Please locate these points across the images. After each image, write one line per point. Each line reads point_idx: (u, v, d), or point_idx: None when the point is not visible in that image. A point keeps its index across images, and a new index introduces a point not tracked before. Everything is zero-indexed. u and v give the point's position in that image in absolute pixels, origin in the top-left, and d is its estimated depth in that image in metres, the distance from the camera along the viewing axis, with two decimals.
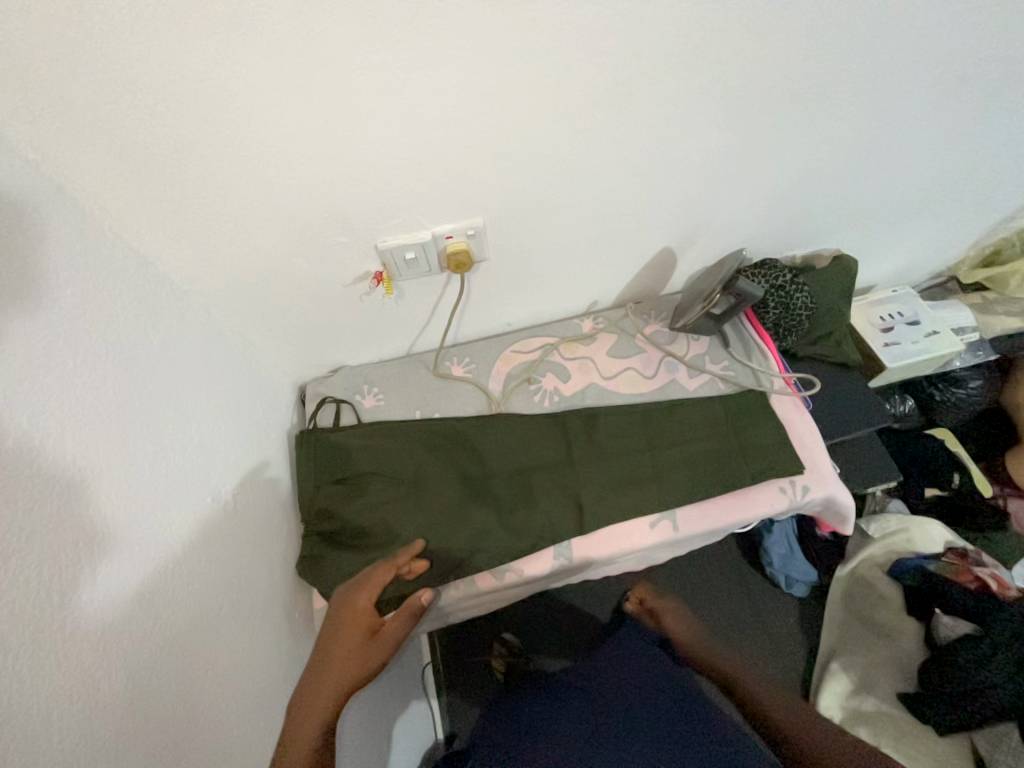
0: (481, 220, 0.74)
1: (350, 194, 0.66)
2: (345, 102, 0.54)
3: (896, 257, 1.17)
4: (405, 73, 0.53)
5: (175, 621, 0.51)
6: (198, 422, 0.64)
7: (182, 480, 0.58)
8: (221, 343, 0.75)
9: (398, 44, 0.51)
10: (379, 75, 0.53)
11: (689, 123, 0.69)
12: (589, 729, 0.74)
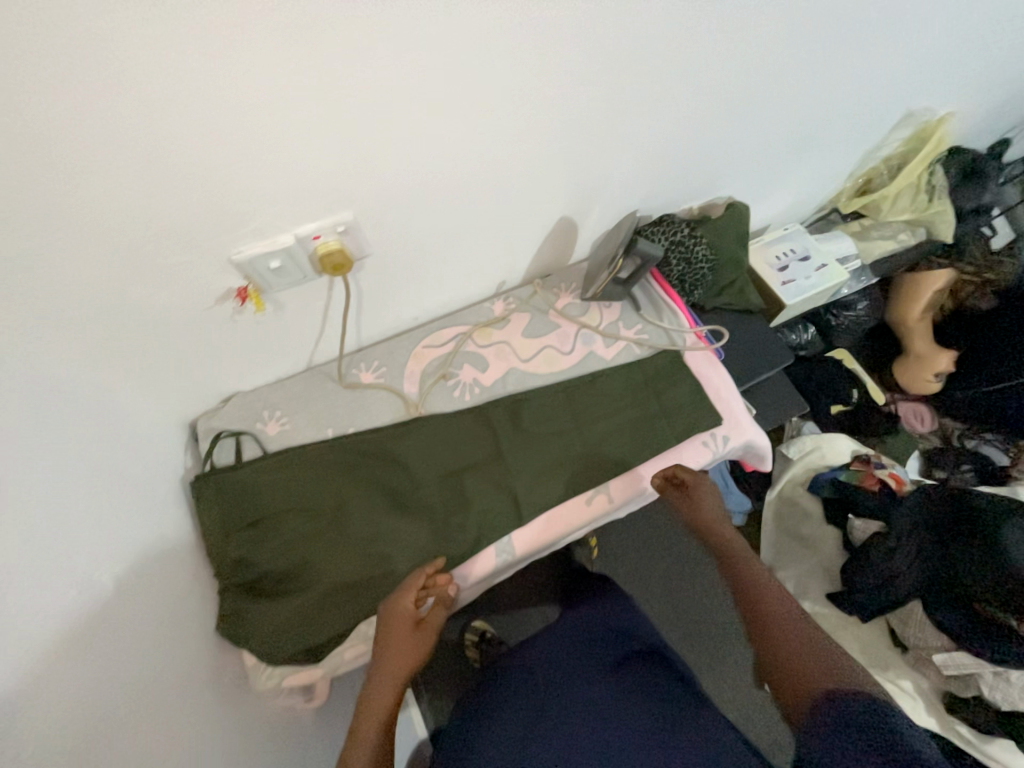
0: (350, 214, 0.66)
1: (186, 202, 0.55)
2: (143, 88, 0.45)
3: (782, 197, 1.22)
4: (213, 54, 0.45)
5: (44, 755, 0.43)
6: (47, 499, 0.53)
7: (30, 577, 0.48)
8: (74, 399, 0.62)
9: (191, 15, 0.42)
10: (179, 52, 0.44)
11: (555, 80, 0.65)
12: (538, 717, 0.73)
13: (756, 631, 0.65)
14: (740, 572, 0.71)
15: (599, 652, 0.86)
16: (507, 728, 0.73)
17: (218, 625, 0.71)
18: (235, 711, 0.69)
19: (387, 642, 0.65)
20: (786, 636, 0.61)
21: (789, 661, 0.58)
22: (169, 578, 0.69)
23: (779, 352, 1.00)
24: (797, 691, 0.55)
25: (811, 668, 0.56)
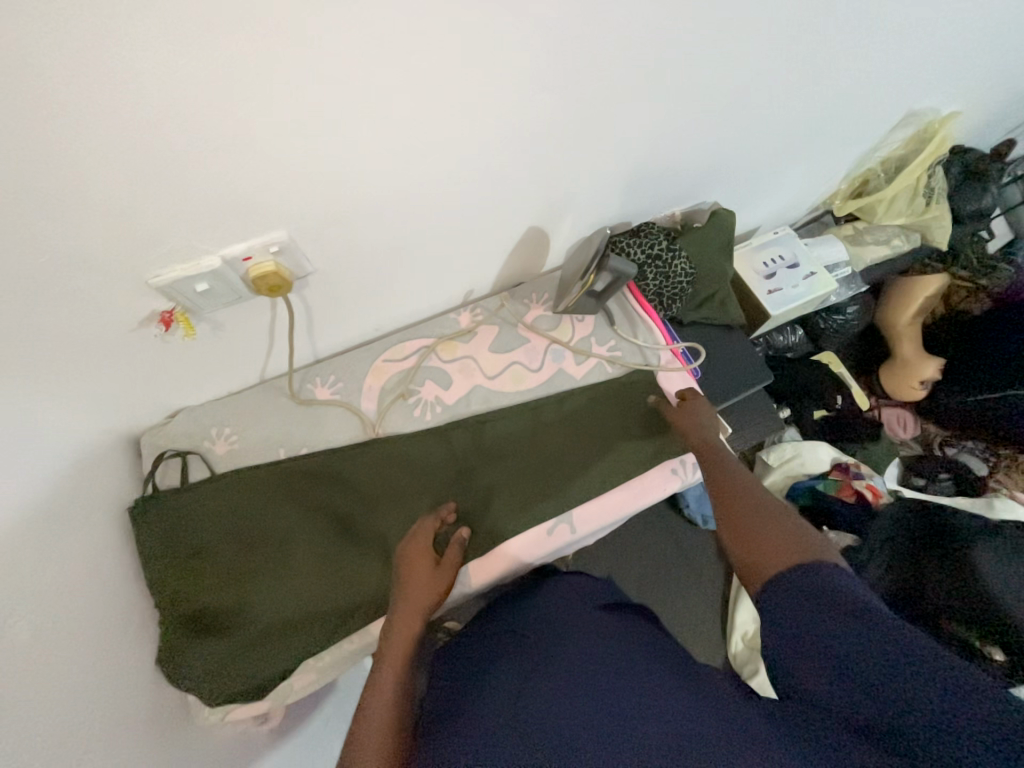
0: (285, 233, 0.61)
1: (94, 220, 0.49)
2: (18, 95, 0.38)
3: (773, 199, 1.15)
4: (102, 59, 0.39)
5: None
6: None
7: None
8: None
9: (67, 15, 0.36)
10: (58, 53, 0.38)
11: (514, 91, 0.60)
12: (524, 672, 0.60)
13: (728, 526, 0.59)
14: (717, 477, 0.66)
15: (582, 616, 0.72)
16: (467, 691, 0.60)
17: (157, 656, 0.69)
18: (181, 746, 0.66)
19: (409, 583, 0.67)
20: (769, 525, 0.55)
21: (773, 544, 0.52)
22: (106, 612, 0.65)
23: (757, 370, 0.96)
24: (783, 569, 0.49)
25: (799, 551, 0.50)
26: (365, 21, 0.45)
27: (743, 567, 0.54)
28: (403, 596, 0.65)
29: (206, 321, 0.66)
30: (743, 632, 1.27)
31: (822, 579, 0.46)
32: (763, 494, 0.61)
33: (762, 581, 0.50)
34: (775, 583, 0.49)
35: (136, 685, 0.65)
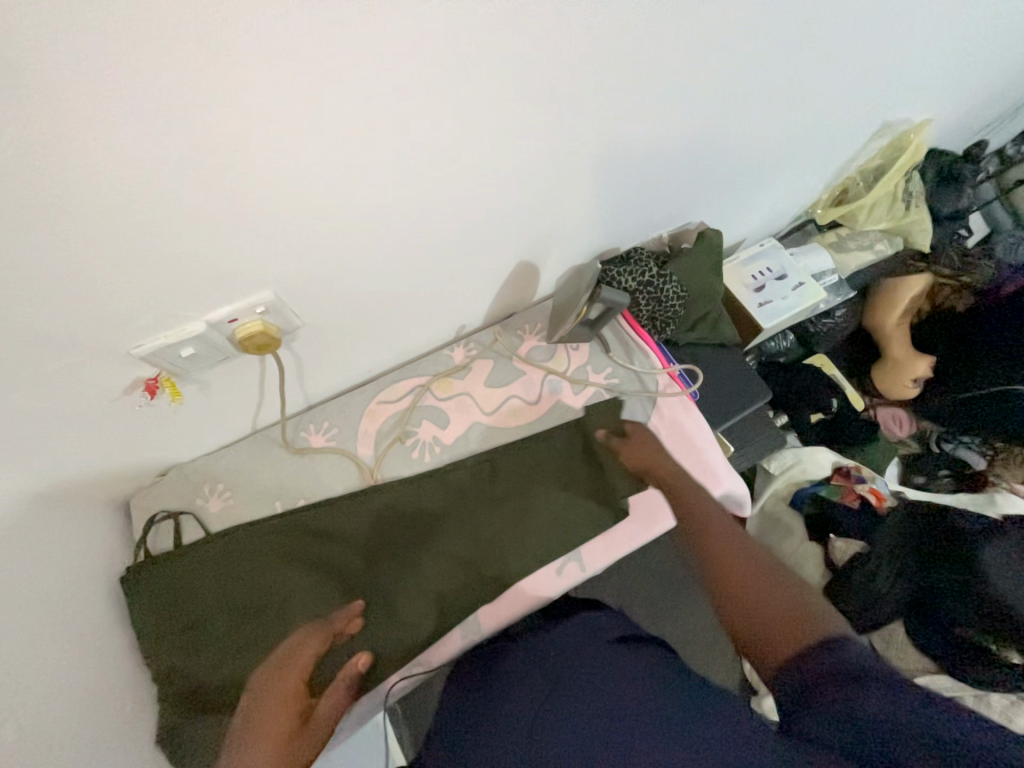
0: (271, 294, 0.60)
1: (75, 297, 0.48)
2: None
3: (757, 212, 1.16)
4: (71, 139, 0.38)
5: None
6: None
7: None
8: None
9: (38, 98, 0.35)
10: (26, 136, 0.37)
11: (492, 135, 0.60)
12: (530, 719, 0.56)
13: (726, 593, 0.57)
14: (704, 525, 0.64)
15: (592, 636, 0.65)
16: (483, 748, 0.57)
17: (156, 738, 0.66)
18: None
19: (247, 730, 0.53)
20: (770, 593, 0.54)
21: (778, 618, 0.51)
22: (102, 692, 0.62)
23: (757, 387, 0.96)
24: (794, 648, 0.48)
25: (805, 624, 0.49)
26: (338, 72, 0.45)
27: (747, 644, 0.52)
28: (240, 738, 0.52)
29: (193, 382, 0.65)
30: None
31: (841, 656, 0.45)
32: (758, 547, 0.60)
33: (771, 662, 0.49)
34: (788, 668, 0.47)
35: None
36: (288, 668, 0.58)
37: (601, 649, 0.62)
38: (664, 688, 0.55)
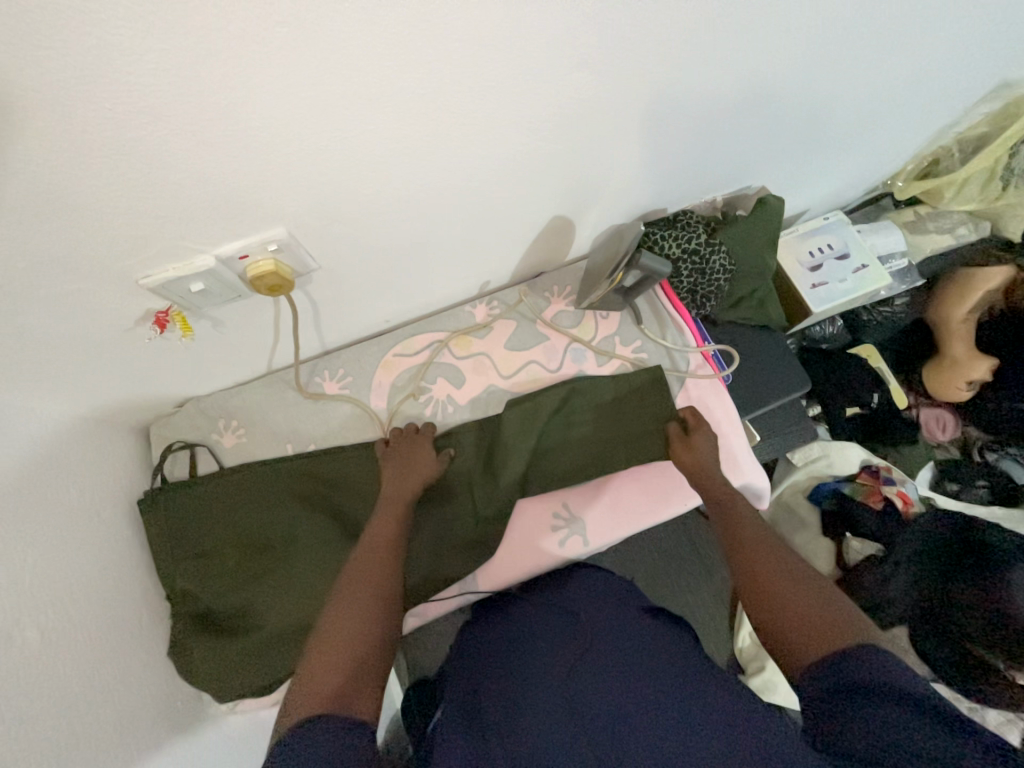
0: (283, 230, 0.56)
1: (79, 219, 0.46)
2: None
3: (827, 182, 1.04)
4: (66, 49, 0.34)
5: None
6: None
7: None
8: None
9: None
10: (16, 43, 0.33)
11: (542, 69, 0.52)
12: (576, 654, 0.62)
13: (751, 591, 0.57)
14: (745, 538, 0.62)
15: (608, 616, 0.67)
16: (499, 713, 0.58)
17: (168, 650, 0.70)
18: (193, 738, 0.69)
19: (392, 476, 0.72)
20: (800, 597, 0.53)
21: (806, 618, 0.50)
22: (118, 607, 0.66)
23: (795, 378, 0.89)
24: (820, 650, 0.47)
25: (836, 631, 0.48)
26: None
27: (773, 645, 0.52)
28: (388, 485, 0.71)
29: (206, 318, 0.63)
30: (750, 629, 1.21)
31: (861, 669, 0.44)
32: (790, 557, 0.58)
33: (797, 663, 0.49)
34: (811, 669, 0.47)
35: (147, 678, 0.66)
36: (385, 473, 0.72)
37: (614, 634, 0.63)
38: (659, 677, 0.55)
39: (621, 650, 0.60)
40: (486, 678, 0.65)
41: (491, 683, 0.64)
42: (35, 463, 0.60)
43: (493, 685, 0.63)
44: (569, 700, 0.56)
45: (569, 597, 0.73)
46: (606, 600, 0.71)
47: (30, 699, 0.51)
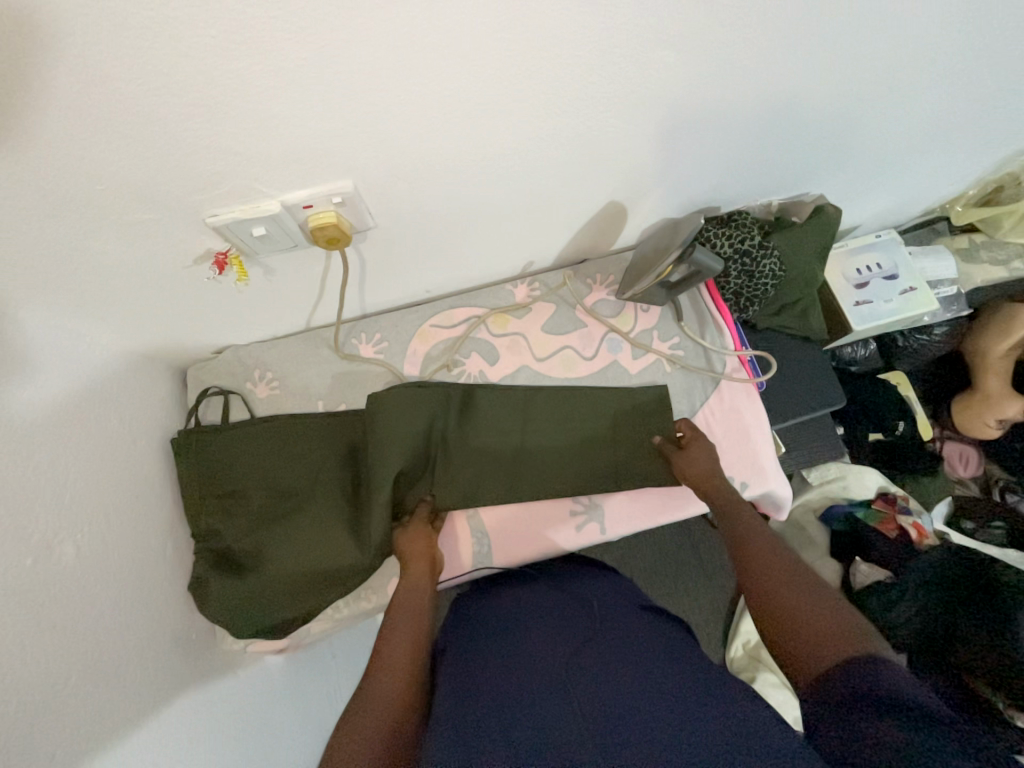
0: (349, 185, 0.57)
1: (159, 151, 0.47)
2: (87, 16, 0.35)
3: (887, 198, 1.02)
4: None
5: (18, 710, 0.45)
6: (27, 459, 0.53)
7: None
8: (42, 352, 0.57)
9: None
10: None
11: (629, 53, 0.52)
12: (582, 639, 0.63)
13: (765, 607, 0.58)
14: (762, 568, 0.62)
15: (616, 610, 0.69)
16: (489, 687, 0.57)
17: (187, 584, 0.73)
18: (211, 669, 0.71)
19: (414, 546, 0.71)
20: (817, 611, 0.55)
21: (821, 631, 0.52)
22: (148, 535, 0.68)
23: (830, 392, 0.88)
24: (838, 660, 0.49)
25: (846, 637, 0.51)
26: None
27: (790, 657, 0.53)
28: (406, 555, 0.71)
29: (261, 266, 0.64)
30: (744, 640, 1.21)
31: (863, 677, 0.45)
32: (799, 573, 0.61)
33: (811, 672, 0.50)
34: (826, 679, 0.48)
35: (169, 608, 0.68)
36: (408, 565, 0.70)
37: (620, 626, 0.65)
38: (661, 670, 0.56)
39: (624, 642, 0.62)
40: (482, 644, 0.67)
41: (487, 649, 0.65)
42: (78, 389, 0.62)
43: (490, 652, 0.64)
44: (565, 673, 0.57)
45: (573, 587, 0.75)
46: (609, 597, 0.73)
47: (61, 612, 0.53)
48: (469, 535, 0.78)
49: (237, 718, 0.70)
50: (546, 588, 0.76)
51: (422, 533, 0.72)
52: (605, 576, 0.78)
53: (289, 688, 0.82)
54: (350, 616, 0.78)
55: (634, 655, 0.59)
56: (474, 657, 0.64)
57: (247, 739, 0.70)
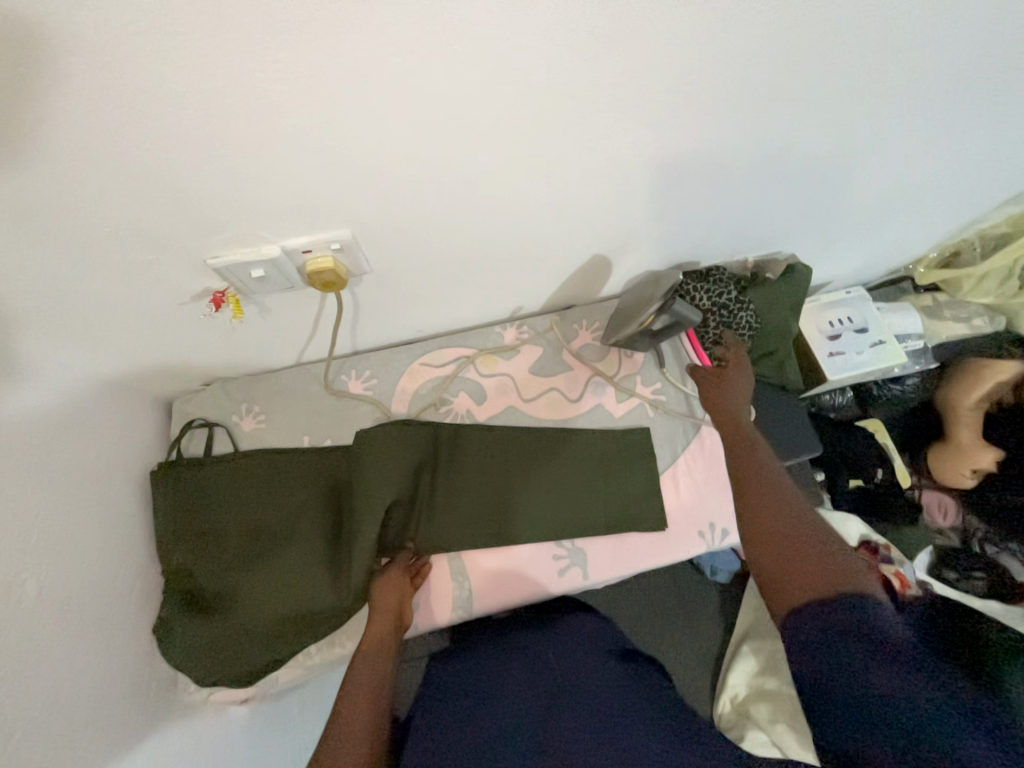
0: (349, 232, 0.60)
1: (169, 197, 0.49)
2: (117, 77, 0.39)
3: (855, 258, 1.09)
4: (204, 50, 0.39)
5: None
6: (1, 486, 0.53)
7: None
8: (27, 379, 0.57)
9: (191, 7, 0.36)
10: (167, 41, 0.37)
11: (609, 125, 0.58)
12: (556, 692, 0.61)
13: (752, 522, 0.57)
14: (762, 491, 0.60)
15: (595, 658, 0.67)
16: (462, 757, 0.54)
17: (152, 628, 0.70)
18: (166, 721, 0.66)
19: (383, 593, 0.70)
20: (806, 540, 0.53)
21: (809, 569, 0.50)
22: (116, 570, 0.66)
23: (808, 440, 0.91)
24: (816, 592, 0.48)
25: (834, 577, 0.49)
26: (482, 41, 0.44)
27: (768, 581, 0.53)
28: (373, 602, 0.69)
29: (257, 304, 0.66)
30: (730, 696, 1.16)
31: (848, 616, 0.44)
32: (794, 501, 0.58)
33: (791, 602, 0.50)
34: (805, 612, 0.48)
35: (129, 650, 0.65)
36: (375, 611, 0.69)
37: (601, 675, 0.64)
38: (636, 730, 0.55)
39: (602, 695, 0.60)
40: (456, 696, 0.64)
41: (459, 708, 0.62)
42: (61, 416, 0.62)
43: (463, 710, 0.61)
44: (541, 739, 0.54)
45: (549, 630, 0.73)
46: (585, 641, 0.71)
47: (16, 649, 0.50)
48: (450, 578, 0.77)
49: None
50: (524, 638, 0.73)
51: (399, 583, 0.71)
52: (584, 617, 0.76)
53: (250, 745, 0.76)
54: (322, 664, 0.74)
55: (611, 710, 0.57)
56: (445, 713, 0.62)
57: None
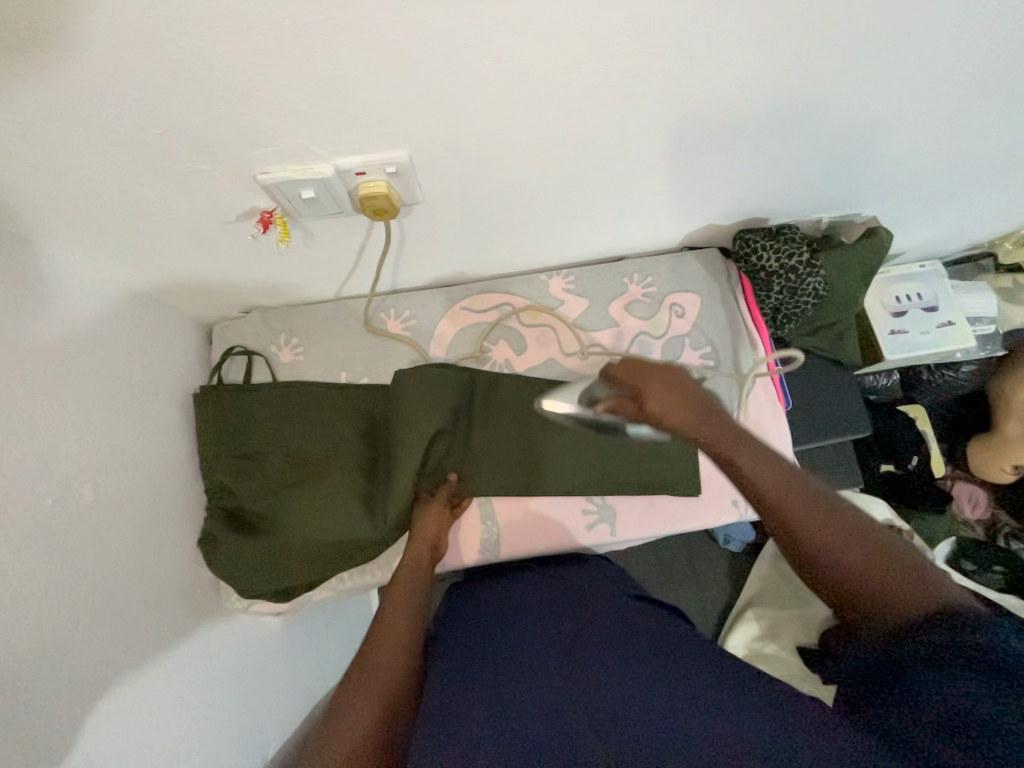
0: (405, 155, 0.55)
1: (220, 105, 0.46)
2: None
3: (938, 229, 0.99)
4: None
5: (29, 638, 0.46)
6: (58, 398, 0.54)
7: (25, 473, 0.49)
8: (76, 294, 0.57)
9: None
10: None
11: (708, 56, 0.51)
12: (579, 629, 0.63)
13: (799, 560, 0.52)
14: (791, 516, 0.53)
15: (621, 601, 0.69)
16: (488, 670, 0.57)
17: (197, 540, 0.73)
18: (211, 623, 0.72)
19: (426, 522, 0.72)
20: (855, 557, 0.49)
21: (878, 594, 0.47)
22: (164, 485, 0.68)
23: (855, 418, 0.88)
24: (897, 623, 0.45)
25: (904, 592, 0.46)
26: None
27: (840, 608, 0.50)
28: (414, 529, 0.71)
29: (302, 229, 0.63)
30: None
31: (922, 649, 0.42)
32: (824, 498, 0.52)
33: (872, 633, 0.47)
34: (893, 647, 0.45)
35: (176, 559, 0.69)
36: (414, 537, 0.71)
37: (625, 616, 0.65)
38: (662, 658, 0.57)
39: (628, 632, 0.61)
40: (483, 625, 0.67)
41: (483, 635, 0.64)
42: (107, 333, 0.62)
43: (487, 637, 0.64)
44: (568, 665, 0.56)
45: (575, 578, 0.75)
46: (610, 588, 0.73)
47: (77, 548, 0.53)
48: (478, 521, 0.78)
49: (226, 675, 0.70)
50: (544, 580, 0.75)
51: (439, 515, 0.73)
52: (603, 568, 0.78)
53: (282, 652, 0.82)
54: (350, 589, 0.78)
55: (639, 644, 0.59)
56: (474, 636, 0.65)
57: (236, 696, 0.70)
